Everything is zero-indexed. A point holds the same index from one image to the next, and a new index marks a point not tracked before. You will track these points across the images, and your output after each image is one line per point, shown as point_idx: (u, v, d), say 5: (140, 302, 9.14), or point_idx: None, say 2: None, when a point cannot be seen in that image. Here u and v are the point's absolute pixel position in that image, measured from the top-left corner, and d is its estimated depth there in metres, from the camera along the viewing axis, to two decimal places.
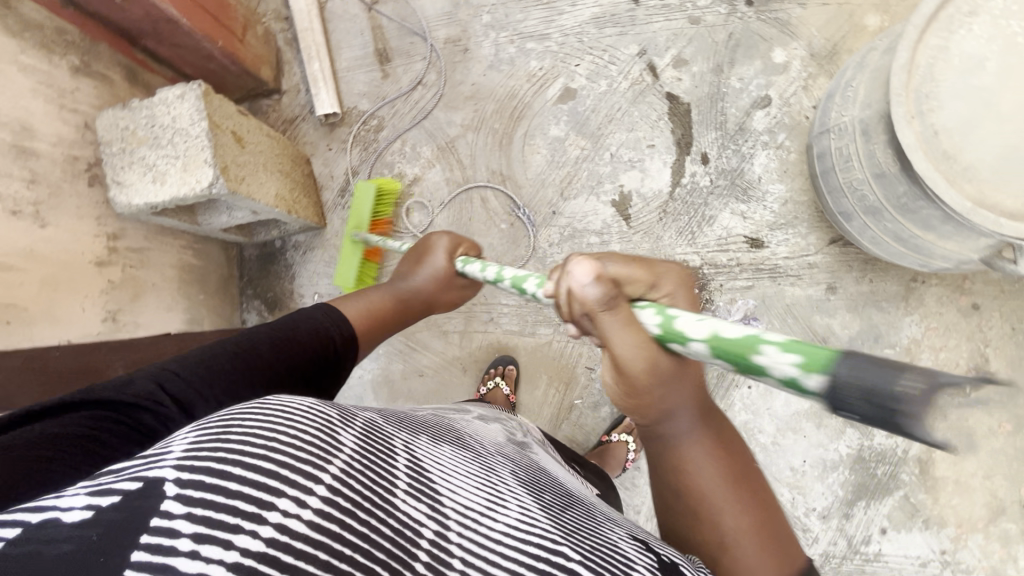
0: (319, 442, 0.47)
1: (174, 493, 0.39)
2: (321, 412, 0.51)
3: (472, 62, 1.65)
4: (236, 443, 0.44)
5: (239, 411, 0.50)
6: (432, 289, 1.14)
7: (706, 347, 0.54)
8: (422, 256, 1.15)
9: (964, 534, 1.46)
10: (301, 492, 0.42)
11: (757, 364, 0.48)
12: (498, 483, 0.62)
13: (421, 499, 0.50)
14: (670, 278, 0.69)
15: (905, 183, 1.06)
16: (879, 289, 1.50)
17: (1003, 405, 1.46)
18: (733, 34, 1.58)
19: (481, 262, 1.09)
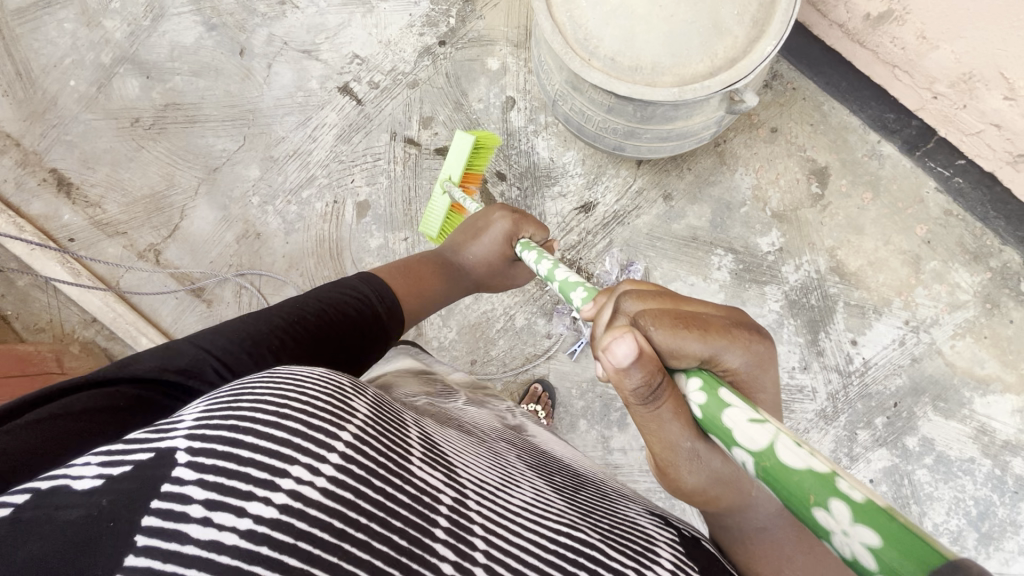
0: (333, 406, 0.43)
1: (187, 461, 0.36)
2: (330, 382, 0.47)
3: (271, 240, 1.70)
4: (249, 407, 0.40)
5: (253, 379, 0.46)
6: (480, 273, 1.27)
7: (752, 465, 0.53)
8: (482, 228, 1.23)
9: (908, 296, 1.55)
10: (314, 459, 0.39)
11: (822, 518, 0.47)
12: (499, 467, 0.60)
13: (429, 465, 0.47)
14: (760, 349, 0.65)
15: (629, 103, 1.17)
16: (701, 170, 1.62)
17: (853, 182, 1.58)
18: (449, 72, 1.71)
19: (539, 250, 1.15)
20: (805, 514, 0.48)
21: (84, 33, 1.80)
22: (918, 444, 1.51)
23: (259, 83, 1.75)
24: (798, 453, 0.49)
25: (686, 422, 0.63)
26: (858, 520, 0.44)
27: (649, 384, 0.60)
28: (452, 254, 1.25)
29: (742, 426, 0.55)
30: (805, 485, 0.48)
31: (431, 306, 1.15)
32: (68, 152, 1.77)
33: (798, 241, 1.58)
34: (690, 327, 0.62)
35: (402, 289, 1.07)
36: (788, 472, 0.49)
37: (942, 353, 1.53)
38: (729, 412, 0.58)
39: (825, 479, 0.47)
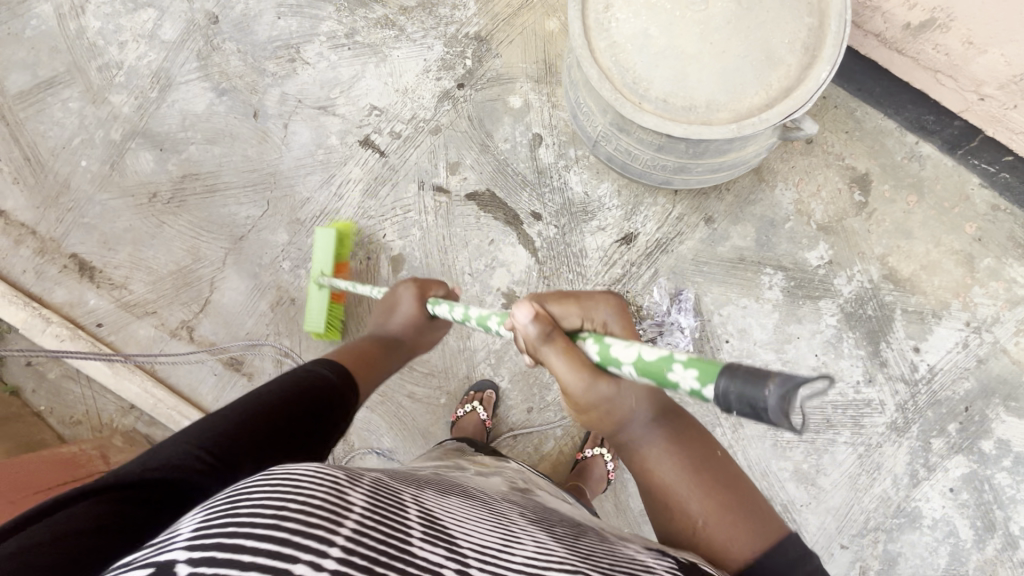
0: (330, 504, 0.47)
1: (190, 571, 0.39)
2: (326, 478, 0.52)
3: (306, 304, 1.65)
4: (246, 517, 0.44)
5: (246, 486, 0.50)
6: (414, 342, 1.18)
7: (636, 371, 0.63)
8: (390, 302, 1.18)
9: (966, 297, 1.52)
10: (316, 555, 0.41)
11: (673, 378, 0.56)
12: (498, 524, 0.61)
13: (430, 542, 0.49)
14: (602, 309, 0.78)
15: (681, 142, 1.13)
16: (739, 189, 1.59)
17: (896, 187, 1.55)
18: (471, 115, 1.67)
19: (448, 303, 1.11)
20: (662, 381, 0.58)
21: (92, 111, 1.75)
22: (995, 447, 1.48)
23: (277, 144, 1.71)
24: (651, 349, 0.61)
25: (579, 367, 0.70)
26: (689, 365, 0.54)
27: (548, 335, 0.71)
28: (379, 329, 1.17)
29: (621, 351, 0.65)
30: (657, 365, 0.58)
31: (382, 378, 1.05)
32: (88, 235, 1.71)
33: (847, 251, 1.55)
34: (572, 296, 0.78)
35: (353, 365, 1.00)
36: (647, 363, 0.60)
37: (1007, 351, 1.50)
38: (613, 345, 0.67)
39: (665, 356, 0.58)
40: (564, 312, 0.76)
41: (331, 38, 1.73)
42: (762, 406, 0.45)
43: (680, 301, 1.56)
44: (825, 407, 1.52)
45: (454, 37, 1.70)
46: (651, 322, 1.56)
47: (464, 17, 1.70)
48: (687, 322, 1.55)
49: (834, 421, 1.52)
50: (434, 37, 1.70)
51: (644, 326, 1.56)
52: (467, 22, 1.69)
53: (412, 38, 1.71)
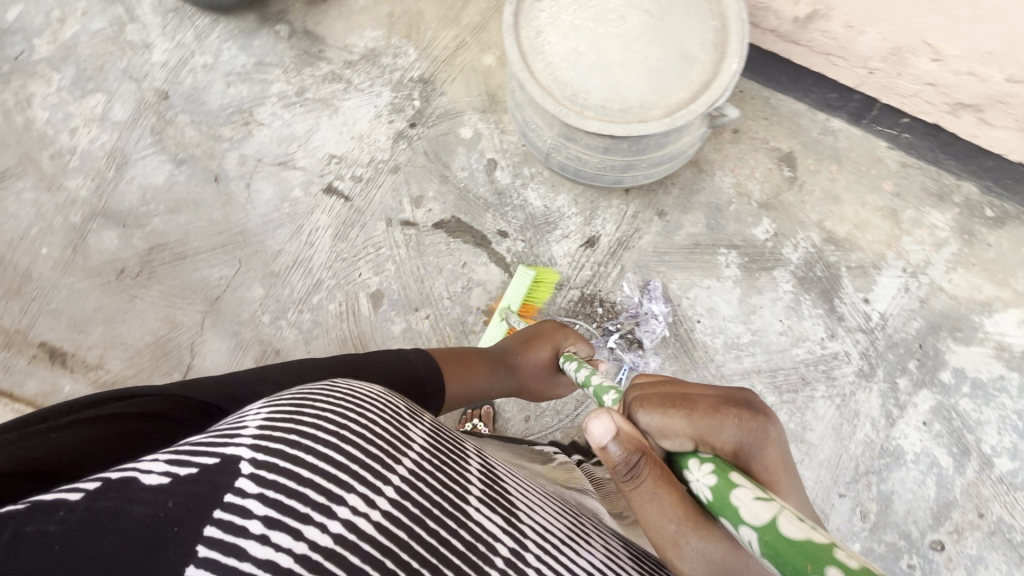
0: (388, 445, 0.58)
1: (249, 472, 0.50)
2: (384, 410, 0.63)
3: (291, 353, 1.66)
4: (308, 426, 0.55)
5: (313, 391, 0.62)
6: (523, 380, 1.28)
7: (759, 547, 0.58)
8: (539, 341, 1.30)
9: (898, 247, 1.68)
10: (368, 492, 0.53)
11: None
12: (553, 505, 0.73)
13: (482, 502, 0.60)
14: (724, 427, 0.72)
15: (623, 141, 1.25)
16: (683, 182, 1.73)
17: (818, 159, 1.73)
18: (427, 149, 1.77)
19: (579, 361, 1.19)
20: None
21: (48, 198, 1.76)
22: (953, 376, 1.61)
23: (242, 203, 1.75)
24: (802, 527, 0.56)
25: (672, 510, 0.69)
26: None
27: (631, 460, 0.69)
28: (508, 355, 1.28)
29: (749, 503, 0.61)
30: (805, 553, 0.53)
31: (478, 391, 1.16)
32: (55, 321, 1.69)
33: (788, 222, 1.70)
34: (678, 406, 0.74)
35: (449, 363, 1.10)
36: (789, 543, 0.55)
37: (943, 289, 1.66)
38: (737, 489, 0.64)
39: (823, 548, 0.52)
40: (667, 423, 0.73)
41: (282, 98, 1.82)
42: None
43: (650, 291, 1.66)
44: (799, 367, 1.63)
45: (400, 82, 1.81)
46: (627, 315, 1.65)
47: (407, 63, 1.82)
48: (660, 309, 1.65)
49: (808, 378, 1.62)
50: (381, 85, 1.81)
51: (621, 319, 1.65)
52: (410, 67, 1.82)
53: (361, 88, 1.81)
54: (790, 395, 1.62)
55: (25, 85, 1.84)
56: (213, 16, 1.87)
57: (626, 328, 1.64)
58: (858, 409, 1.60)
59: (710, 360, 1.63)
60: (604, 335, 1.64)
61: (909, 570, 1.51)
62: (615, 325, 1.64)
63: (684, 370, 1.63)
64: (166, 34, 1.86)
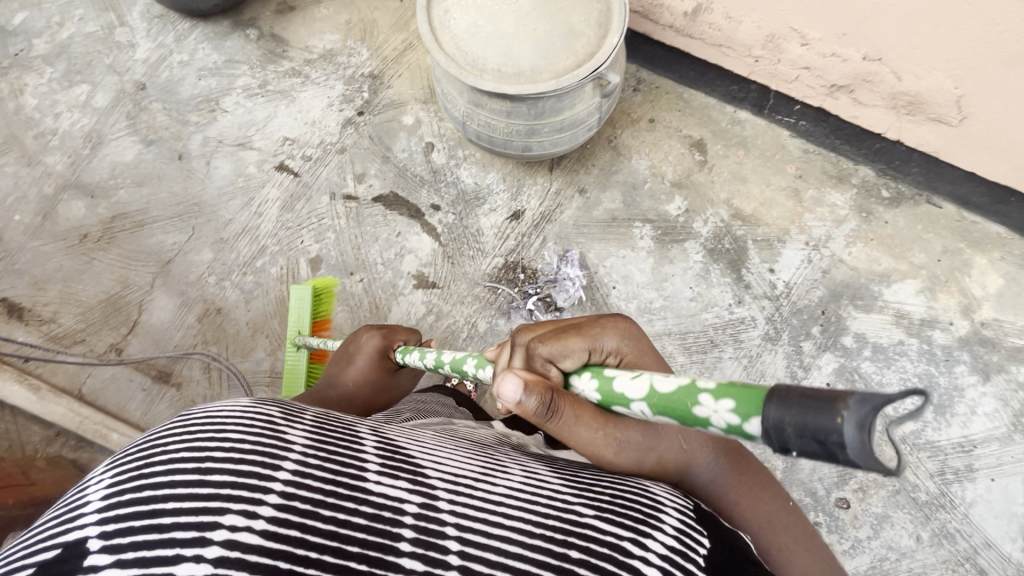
0: (261, 448, 0.51)
1: (100, 545, 0.44)
2: (254, 415, 0.54)
3: (232, 311, 1.78)
4: (160, 475, 0.48)
5: (159, 431, 0.53)
6: (366, 394, 1.11)
7: (648, 407, 0.64)
8: (353, 352, 1.17)
9: (801, 223, 1.81)
10: (247, 505, 0.46)
11: (701, 417, 0.56)
12: (482, 454, 0.66)
13: (387, 477, 0.54)
14: (607, 335, 0.80)
15: (521, 104, 1.43)
16: (602, 164, 1.89)
17: (726, 145, 1.89)
18: (372, 134, 1.95)
19: (414, 349, 1.17)
20: (689, 419, 0.58)
21: (27, 171, 1.94)
22: (854, 340, 1.69)
23: (201, 178, 1.92)
24: (671, 381, 0.61)
25: (594, 422, 0.74)
26: (719, 396, 0.54)
27: (545, 401, 0.72)
28: (331, 384, 1.11)
29: (630, 386, 0.67)
30: (682, 398, 0.59)
31: None
32: (19, 279, 1.82)
33: (698, 200, 1.84)
34: (570, 335, 0.78)
35: None
36: (672, 397, 0.60)
37: (844, 261, 1.76)
38: (615, 380, 0.70)
39: (689, 387, 0.58)
40: (566, 351, 0.77)
41: (246, 90, 2.03)
42: (835, 439, 0.43)
43: (568, 259, 1.79)
44: (708, 331, 1.72)
45: (352, 77, 2.02)
46: (546, 280, 1.77)
47: (359, 62, 2.04)
48: (576, 274, 1.77)
49: (716, 340, 1.71)
50: (335, 79, 2.02)
51: (540, 284, 1.76)
52: (362, 65, 2.03)
53: (317, 82, 2.02)
54: (699, 357, 1.69)
55: (22, 76, 2.06)
56: (193, 22, 2.12)
57: (544, 291, 1.75)
58: (765, 370, 1.68)
59: None
60: (523, 298, 1.75)
61: (815, 527, 1.54)
62: (533, 289, 1.76)
63: None
64: (150, 36, 2.10)
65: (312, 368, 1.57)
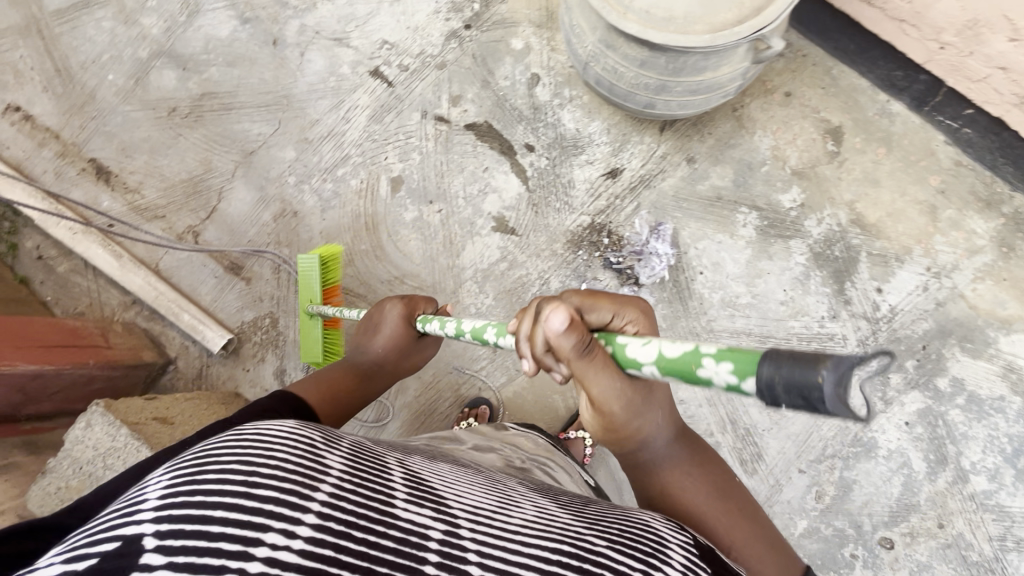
0: (304, 470, 0.53)
1: (154, 545, 0.45)
2: (295, 441, 0.57)
3: (307, 217, 1.75)
4: (211, 484, 0.49)
5: (213, 448, 0.55)
6: (392, 361, 1.19)
7: (657, 369, 0.69)
8: (377, 321, 1.21)
9: (927, 244, 1.61)
10: (287, 523, 0.47)
11: (705, 377, 0.62)
12: (495, 490, 0.67)
13: (412, 505, 0.55)
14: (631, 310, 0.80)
15: (661, 55, 1.25)
16: (720, 134, 1.70)
17: (866, 140, 1.66)
18: (476, 53, 1.79)
19: (438, 316, 1.16)
20: (694, 377, 0.64)
21: (123, 30, 1.88)
22: (950, 384, 1.55)
23: (293, 70, 1.83)
24: (676, 346, 0.67)
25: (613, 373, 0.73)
26: (720, 358, 0.61)
27: (585, 341, 0.70)
28: (358, 352, 1.19)
29: (641, 351, 0.71)
30: (687, 359, 0.65)
31: (357, 405, 1.09)
32: (108, 143, 1.82)
33: (817, 197, 1.65)
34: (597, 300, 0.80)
35: (315, 392, 1.02)
36: (679, 360, 0.66)
37: (965, 297, 1.58)
38: (628, 345, 0.73)
39: (695, 350, 0.64)
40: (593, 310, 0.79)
41: None
42: (818, 396, 0.49)
43: (659, 232, 1.66)
44: (791, 340, 1.60)
45: None
46: (630, 251, 1.66)
47: None
48: (664, 251, 1.65)
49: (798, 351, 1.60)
50: None
51: (623, 254, 1.66)
52: None
53: None
54: None
55: None
56: None
57: (626, 263, 1.65)
58: None
59: (702, 313, 1.63)
60: (602, 265, 1.66)
61: (851, 558, 1.50)
62: (614, 258, 1.66)
63: (673, 317, 1.63)
64: None
65: (328, 335, 1.55)
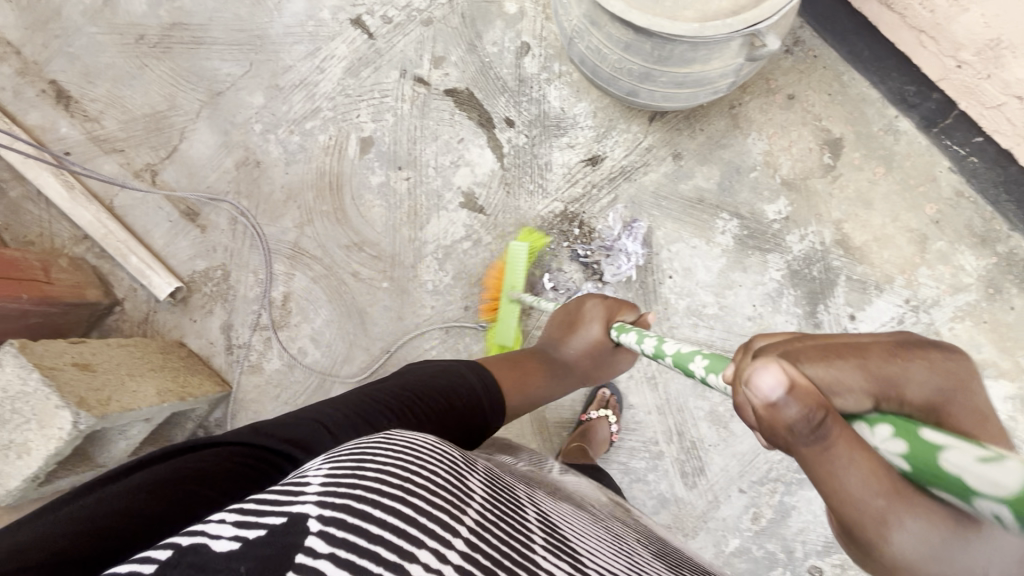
0: (451, 493, 0.52)
1: (318, 529, 0.42)
2: (442, 461, 0.57)
3: (270, 169, 1.67)
4: (372, 480, 0.48)
5: (373, 446, 0.56)
6: (585, 363, 1.15)
7: (907, 466, 0.47)
8: (578, 317, 1.15)
9: (911, 275, 1.53)
10: (439, 543, 0.45)
11: (977, 505, 0.41)
12: (623, 555, 0.67)
13: (549, 552, 0.53)
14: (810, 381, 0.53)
15: (646, 41, 1.14)
16: (712, 132, 1.59)
17: (866, 156, 1.55)
18: (465, 13, 1.67)
19: (635, 329, 1.04)
20: (959, 491, 0.43)
21: None
22: None
23: (270, 8, 1.71)
24: (962, 450, 0.43)
25: (875, 476, 0.49)
26: (1006, 497, 0.38)
27: (809, 416, 0.49)
28: (552, 348, 1.16)
29: (969, 468, 0.42)
30: (951, 474, 0.43)
31: (539, 401, 1.07)
32: (69, 65, 1.72)
33: (804, 212, 1.56)
34: (839, 352, 0.55)
35: (506, 371, 1.02)
36: (937, 470, 0.44)
37: (940, 335, 1.51)
38: (943, 451, 0.44)
39: (980, 458, 0.41)
40: (839, 382, 0.53)
41: None
42: None
43: (631, 229, 1.58)
44: None
45: None
46: (599, 245, 1.58)
47: None
48: (635, 250, 1.58)
49: None
50: None
51: (591, 247, 1.58)
52: None
53: None
54: None
55: None
56: None
57: (594, 257, 1.58)
58: None
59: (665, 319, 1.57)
60: (568, 256, 1.59)
61: None
62: (582, 251, 1.58)
63: None
64: None
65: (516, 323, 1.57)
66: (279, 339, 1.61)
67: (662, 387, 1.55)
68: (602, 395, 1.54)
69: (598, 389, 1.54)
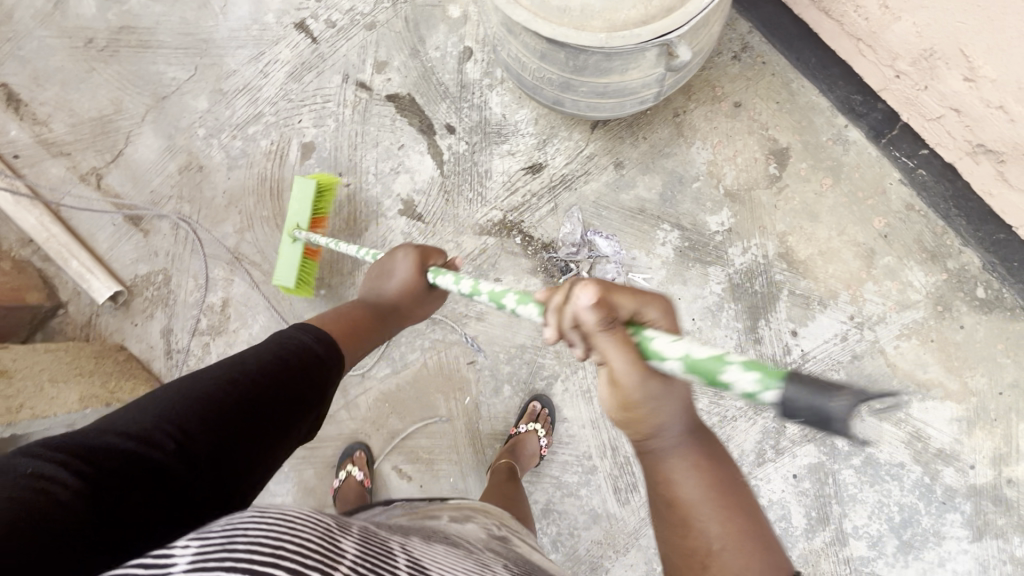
0: (326, 550, 0.44)
1: None
2: (318, 523, 0.49)
3: (212, 174, 1.67)
4: (242, 549, 0.41)
5: (238, 520, 0.48)
6: (407, 302, 1.06)
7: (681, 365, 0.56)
8: (393, 262, 1.07)
9: (857, 291, 1.48)
10: None
11: (725, 380, 0.51)
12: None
13: None
14: (653, 307, 0.65)
15: (560, 50, 1.11)
16: (655, 141, 1.55)
17: (813, 167, 1.50)
18: (408, 18, 1.65)
19: (453, 273, 0.99)
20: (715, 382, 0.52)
21: None
22: (848, 443, 1.45)
23: (216, 12, 1.71)
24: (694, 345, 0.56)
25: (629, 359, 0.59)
26: (746, 366, 0.49)
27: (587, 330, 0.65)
28: (376, 295, 1.06)
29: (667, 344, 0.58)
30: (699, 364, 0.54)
31: (369, 351, 1.00)
32: (21, 68, 1.74)
33: (747, 223, 1.51)
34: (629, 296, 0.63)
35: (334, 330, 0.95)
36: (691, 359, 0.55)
37: (885, 353, 1.46)
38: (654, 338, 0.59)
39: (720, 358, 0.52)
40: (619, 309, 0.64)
41: None
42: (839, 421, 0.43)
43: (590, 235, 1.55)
44: None
45: None
46: (536, 255, 1.56)
47: None
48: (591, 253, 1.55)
49: None
50: None
51: (528, 257, 1.56)
52: None
53: None
54: None
55: None
56: None
57: (530, 266, 1.56)
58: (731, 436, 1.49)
59: None
60: (505, 265, 1.56)
61: None
62: (519, 260, 1.56)
63: None
64: None
65: None
66: (216, 345, 1.61)
67: (597, 401, 1.52)
68: (532, 408, 1.50)
69: (529, 402, 1.51)
